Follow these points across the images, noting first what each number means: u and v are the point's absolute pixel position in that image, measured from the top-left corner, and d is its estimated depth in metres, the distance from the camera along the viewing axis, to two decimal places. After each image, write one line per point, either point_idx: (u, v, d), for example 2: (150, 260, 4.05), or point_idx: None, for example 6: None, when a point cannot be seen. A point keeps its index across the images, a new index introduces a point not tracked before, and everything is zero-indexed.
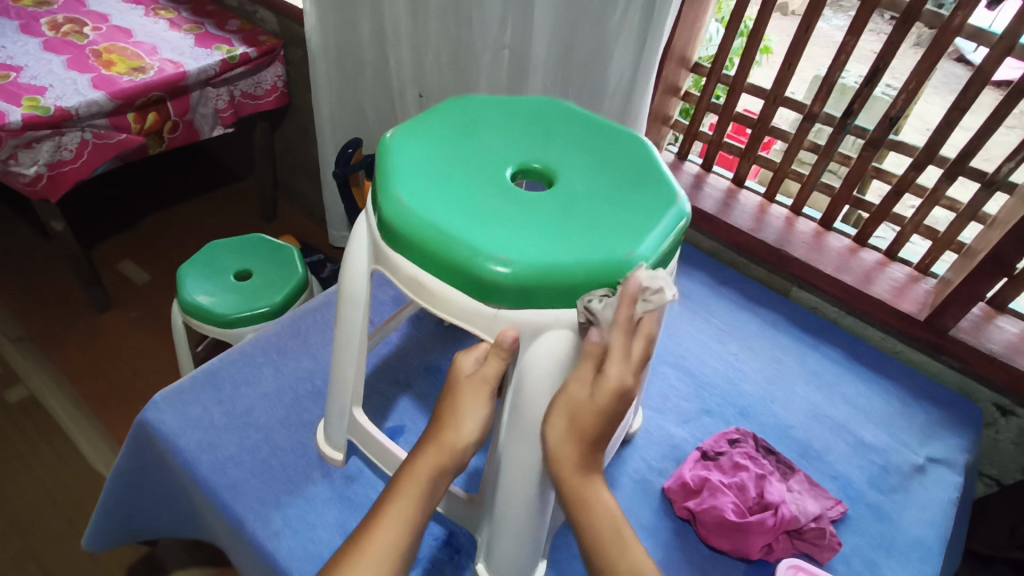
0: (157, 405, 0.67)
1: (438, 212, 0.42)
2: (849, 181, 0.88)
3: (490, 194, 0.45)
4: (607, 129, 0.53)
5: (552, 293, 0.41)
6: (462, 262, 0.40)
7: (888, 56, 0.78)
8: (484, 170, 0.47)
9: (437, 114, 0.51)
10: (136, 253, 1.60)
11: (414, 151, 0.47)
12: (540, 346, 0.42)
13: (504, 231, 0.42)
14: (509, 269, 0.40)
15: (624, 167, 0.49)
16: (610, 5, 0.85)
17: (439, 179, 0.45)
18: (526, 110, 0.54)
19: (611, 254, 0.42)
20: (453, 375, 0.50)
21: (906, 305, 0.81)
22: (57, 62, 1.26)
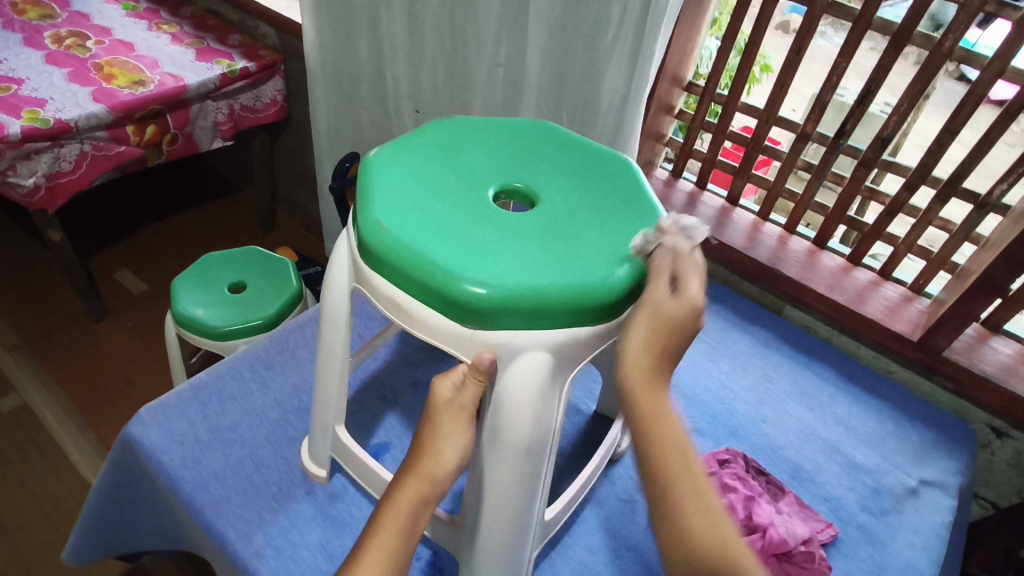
0: (142, 420, 0.67)
1: (418, 234, 0.42)
2: (842, 201, 0.88)
3: (471, 214, 0.45)
4: (591, 150, 0.53)
5: (529, 315, 0.41)
6: (439, 283, 0.40)
7: (879, 77, 0.78)
8: (466, 192, 0.47)
9: (421, 133, 0.52)
10: (134, 263, 1.60)
11: (397, 172, 0.47)
12: (518, 369, 0.42)
13: (483, 253, 0.42)
14: (487, 291, 0.40)
15: (607, 190, 0.49)
16: (604, 23, 0.85)
17: (420, 200, 0.45)
18: (511, 131, 0.54)
19: (589, 277, 0.42)
20: (431, 401, 0.48)
21: (898, 326, 0.81)
22: (59, 75, 1.27)
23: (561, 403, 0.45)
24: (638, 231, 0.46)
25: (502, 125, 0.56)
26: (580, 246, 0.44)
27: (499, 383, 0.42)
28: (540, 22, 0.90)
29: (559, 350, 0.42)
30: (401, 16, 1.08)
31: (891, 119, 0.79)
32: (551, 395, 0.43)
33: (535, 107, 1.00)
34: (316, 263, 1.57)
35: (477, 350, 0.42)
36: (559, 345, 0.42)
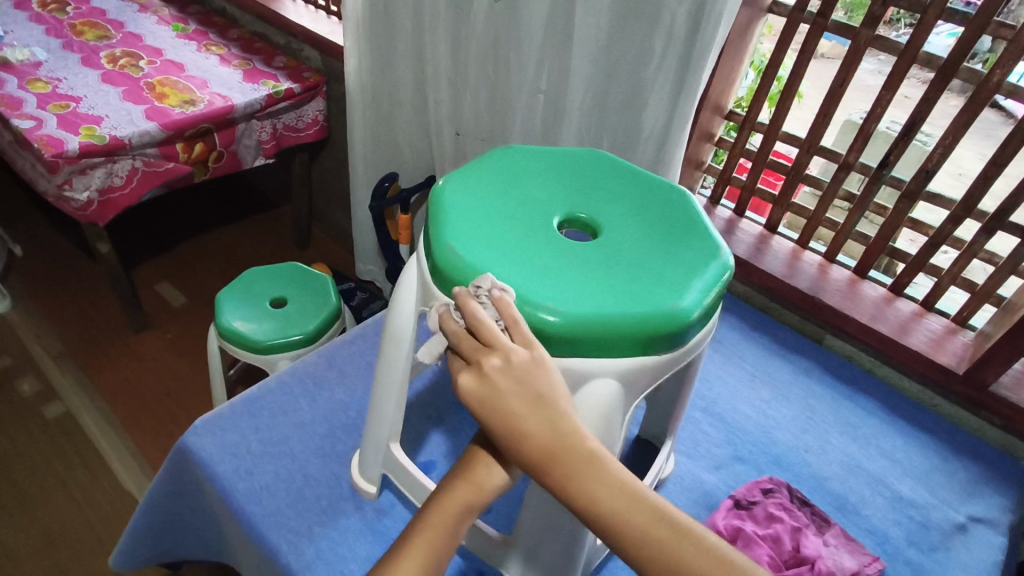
0: (197, 431, 0.69)
1: (489, 262, 0.45)
2: (884, 233, 0.88)
3: (537, 245, 0.48)
4: (649, 182, 0.56)
5: (595, 343, 0.43)
6: (512, 308, 0.43)
7: (924, 110, 0.78)
8: (532, 222, 0.50)
9: (486, 164, 0.55)
10: (174, 276, 1.65)
11: (466, 201, 0.51)
12: (588, 393, 0.43)
13: (549, 283, 0.45)
14: (558, 318, 0.42)
15: (666, 221, 0.52)
16: (648, 54, 0.87)
17: (489, 230, 0.48)
18: (569, 164, 0.58)
19: (654, 307, 0.44)
20: None
21: (943, 358, 0.80)
22: (114, 93, 1.33)
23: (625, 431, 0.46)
24: (700, 263, 0.48)
25: (562, 156, 0.59)
26: (641, 277, 0.46)
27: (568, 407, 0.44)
28: (584, 52, 0.93)
29: (624, 380, 0.44)
30: (444, 43, 1.12)
31: (936, 151, 0.79)
32: (619, 422, 0.44)
33: (576, 133, 1.02)
34: (351, 280, 1.60)
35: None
36: (626, 373, 0.44)
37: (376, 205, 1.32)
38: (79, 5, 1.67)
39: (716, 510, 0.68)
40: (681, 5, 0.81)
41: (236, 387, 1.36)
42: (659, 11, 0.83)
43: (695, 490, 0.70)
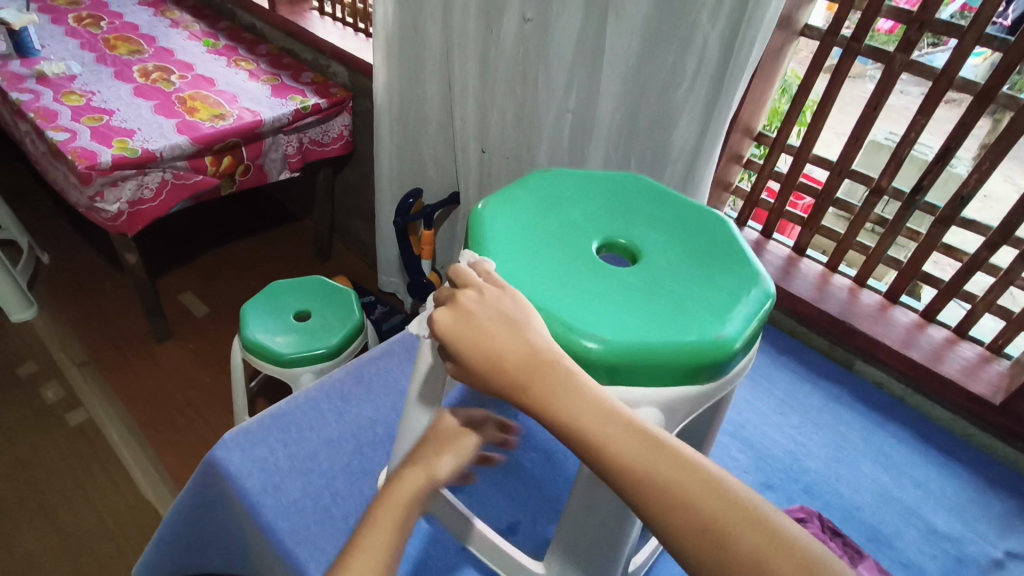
0: (226, 444, 0.69)
1: (529, 287, 0.46)
2: (916, 258, 0.87)
3: (577, 272, 0.48)
4: (690, 208, 0.57)
5: (638, 373, 0.42)
6: (553, 335, 0.43)
7: (960, 135, 0.77)
8: (573, 247, 0.51)
9: (527, 187, 0.56)
10: (197, 286, 1.67)
11: (506, 225, 0.52)
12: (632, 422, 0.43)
13: (589, 311, 0.45)
14: (600, 345, 0.42)
15: (707, 248, 0.52)
16: (678, 75, 0.87)
17: (529, 254, 0.49)
18: (605, 187, 0.58)
19: (697, 338, 0.43)
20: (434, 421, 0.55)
21: (978, 387, 0.78)
22: (146, 107, 1.35)
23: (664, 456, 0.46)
24: (742, 294, 0.48)
25: (603, 180, 0.60)
26: (681, 306, 0.46)
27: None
28: (614, 73, 0.93)
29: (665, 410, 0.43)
30: (473, 61, 1.12)
31: (972, 177, 0.78)
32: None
33: (603, 153, 1.02)
34: (371, 293, 1.61)
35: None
36: (670, 403, 0.44)
37: (399, 221, 1.33)
38: (113, 20, 1.71)
39: None
40: (714, 27, 0.81)
41: (257, 398, 1.36)
42: (692, 33, 0.83)
43: None
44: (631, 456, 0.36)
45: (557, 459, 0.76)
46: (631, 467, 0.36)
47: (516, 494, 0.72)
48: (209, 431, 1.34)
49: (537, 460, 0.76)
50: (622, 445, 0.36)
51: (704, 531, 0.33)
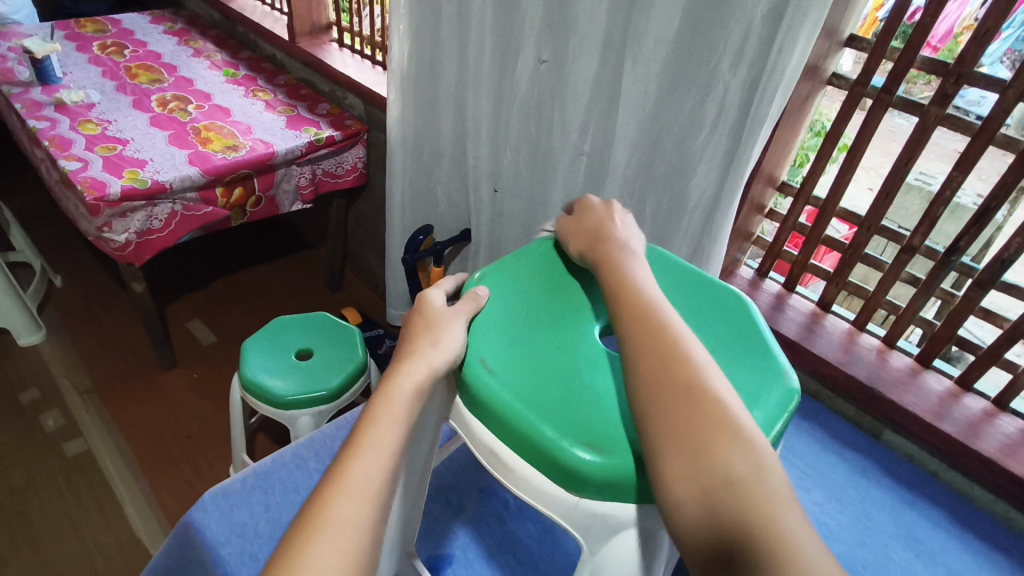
0: (206, 507, 0.68)
1: (532, 394, 0.47)
2: (952, 322, 0.81)
3: (585, 363, 0.51)
4: (708, 292, 0.60)
5: (643, 488, 0.43)
6: (547, 445, 0.44)
7: (1003, 195, 0.72)
8: (580, 332, 0.55)
9: (532, 262, 0.62)
10: (206, 313, 1.65)
11: (512, 305, 0.57)
12: (628, 537, 0.45)
13: (589, 418, 0.46)
14: (597, 458, 0.43)
15: (723, 337, 0.56)
16: (697, 124, 0.83)
17: (530, 348, 0.52)
18: None
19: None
20: (422, 304, 0.55)
21: (1020, 468, 0.72)
22: (161, 137, 1.35)
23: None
24: (764, 397, 0.50)
25: None
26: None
27: (604, 552, 0.45)
28: (630, 118, 0.90)
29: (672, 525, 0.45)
30: (487, 99, 1.09)
31: (1014, 241, 0.73)
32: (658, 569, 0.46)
33: (617, 199, 0.98)
34: (379, 327, 1.58)
35: (581, 516, 0.45)
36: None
37: (408, 258, 1.30)
38: (137, 48, 1.73)
39: None
40: (735, 76, 0.77)
41: (257, 435, 1.33)
42: (711, 81, 0.80)
43: None
44: (693, 398, 0.43)
45: (556, 530, 0.71)
46: (686, 405, 0.42)
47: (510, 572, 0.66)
48: (206, 468, 1.31)
49: (534, 532, 0.70)
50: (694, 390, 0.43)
51: (713, 479, 0.39)
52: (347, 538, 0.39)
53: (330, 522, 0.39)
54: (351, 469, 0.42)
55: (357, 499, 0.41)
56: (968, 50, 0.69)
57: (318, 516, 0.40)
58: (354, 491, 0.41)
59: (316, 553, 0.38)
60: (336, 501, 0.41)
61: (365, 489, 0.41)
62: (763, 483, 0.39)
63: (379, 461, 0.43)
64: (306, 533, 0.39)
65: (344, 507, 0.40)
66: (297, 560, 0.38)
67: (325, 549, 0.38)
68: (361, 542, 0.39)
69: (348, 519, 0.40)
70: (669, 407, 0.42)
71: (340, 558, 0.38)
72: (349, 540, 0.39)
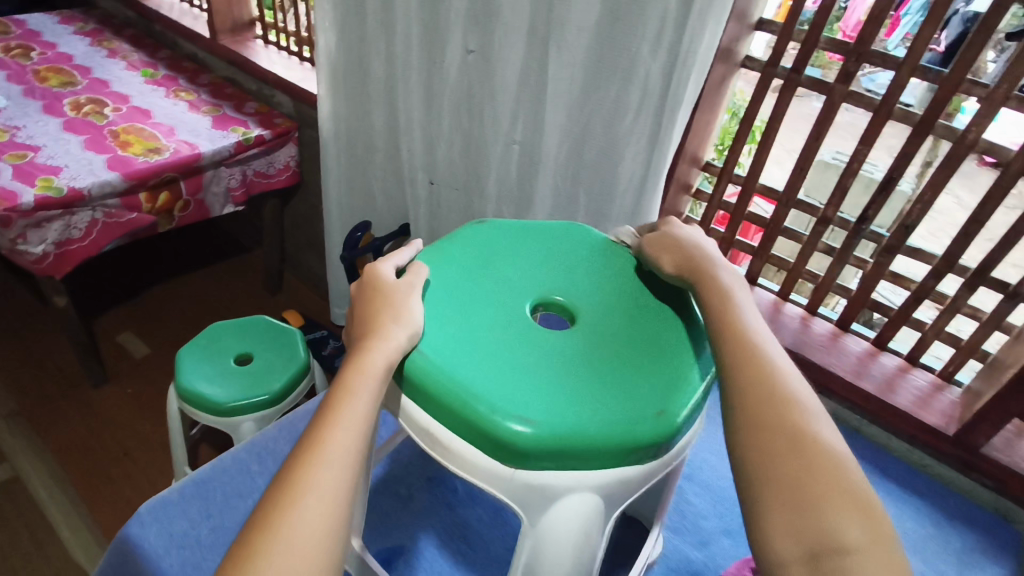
0: (142, 520, 0.66)
1: (464, 370, 0.48)
2: (865, 287, 0.86)
3: (517, 340, 0.53)
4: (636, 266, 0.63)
5: (574, 454, 0.45)
6: (480, 420, 0.45)
7: (902, 165, 0.77)
8: (513, 311, 0.56)
9: (463, 244, 0.63)
10: (138, 325, 1.58)
11: (446, 286, 0.57)
12: (563, 507, 0.46)
13: (520, 392, 0.47)
14: (528, 428, 0.44)
15: (650, 309, 0.58)
16: (622, 108, 0.86)
17: (464, 328, 0.53)
18: (556, 252, 0.64)
19: (635, 416, 0.47)
20: (372, 274, 0.55)
21: (931, 418, 0.77)
22: (75, 142, 1.27)
23: (603, 541, 0.48)
24: (688, 364, 0.52)
25: (545, 232, 0.67)
26: (618, 378, 0.50)
27: (543, 519, 0.46)
28: (558, 105, 0.91)
29: (604, 491, 0.46)
30: (417, 92, 1.09)
31: (915, 207, 0.78)
32: (596, 534, 0.47)
33: (551, 186, 0.99)
34: (323, 328, 1.55)
35: (517, 487, 0.46)
36: (605, 487, 0.46)
37: (347, 255, 1.28)
38: (45, 50, 1.63)
39: None
40: (655, 60, 0.80)
41: (199, 445, 1.28)
42: (633, 66, 0.82)
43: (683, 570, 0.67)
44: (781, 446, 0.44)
45: (505, 514, 0.72)
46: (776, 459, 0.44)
47: (462, 557, 0.67)
48: (146, 484, 1.26)
49: (485, 517, 0.71)
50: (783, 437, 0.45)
51: (821, 543, 0.39)
52: (327, 506, 0.38)
53: (310, 489, 0.39)
54: (330, 437, 0.41)
55: (337, 467, 0.40)
56: (865, 30, 0.74)
57: (297, 483, 0.39)
58: (333, 459, 0.40)
59: (298, 521, 0.37)
60: (316, 468, 0.40)
61: (344, 458, 0.41)
62: (874, 557, 0.38)
63: (357, 431, 0.42)
64: (284, 505, 0.38)
65: (324, 473, 0.39)
66: (279, 526, 0.37)
67: (306, 516, 0.37)
68: (341, 513, 0.39)
69: (329, 486, 0.39)
70: (773, 457, 0.42)
71: (322, 526, 0.37)
72: (330, 508, 0.38)
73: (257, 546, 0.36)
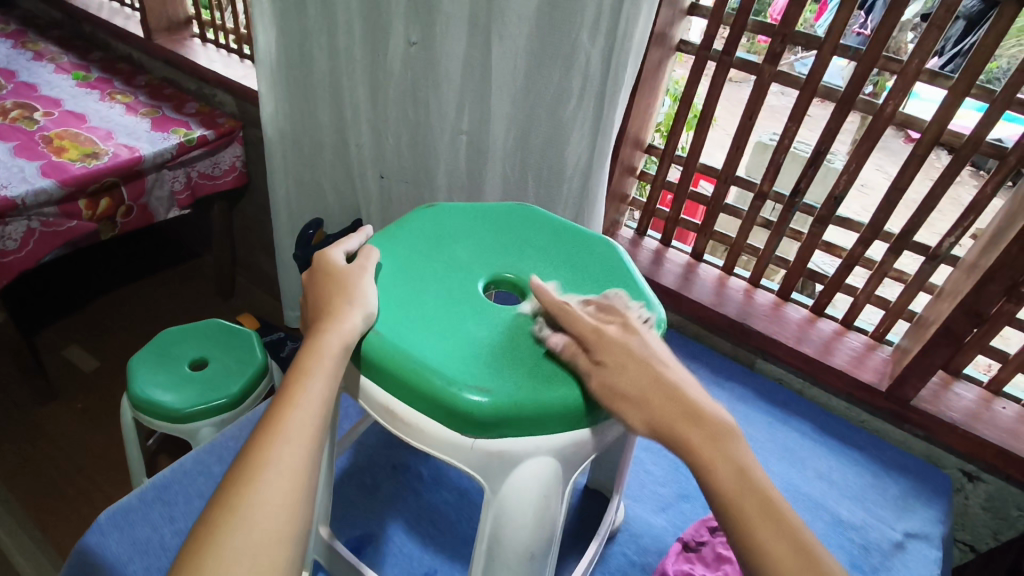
0: (101, 528, 0.64)
1: (420, 348, 0.49)
2: (802, 257, 0.91)
3: (471, 316, 0.54)
4: (584, 240, 0.65)
5: (530, 419, 0.47)
6: (439, 393, 0.46)
7: (829, 140, 0.82)
8: (466, 289, 0.57)
9: (412, 227, 0.64)
10: (85, 338, 1.53)
11: (398, 268, 0.58)
12: (525, 471, 0.47)
13: (475, 364, 0.49)
14: (486, 398, 0.46)
15: (599, 279, 0.61)
16: (565, 95, 0.88)
17: (418, 306, 0.54)
18: (506, 231, 0.66)
19: (587, 380, 0.49)
20: (322, 260, 0.55)
21: (866, 376, 0.83)
22: (4, 149, 1.21)
23: (563, 505, 0.50)
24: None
25: (494, 213, 0.69)
26: None
27: (505, 486, 0.48)
28: (503, 94, 0.93)
29: (562, 455, 0.48)
30: (362, 85, 1.08)
31: (843, 178, 0.83)
32: (556, 498, 0.48)
33: (500, 175, 1.01)
34: (279, 329, 1.54)
35: (478, 456, 0.47)
36: (562, 450, 0.48)
37: (299, 254, 1.26)
38: None
39: (665, 555, 0.68)
40: (594, 45, 0.82)
41: (156, 456, 1.25)
42: (573, 52, 0.84)
43: (644, 535, 0.70)
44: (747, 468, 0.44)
45: (471, 495, 0.74)
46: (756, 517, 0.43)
47: (431, 540, 0.68)
48: (103, 499, 1.22)
49: (451, 499, 0.73)
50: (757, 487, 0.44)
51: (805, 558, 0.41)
52: (287, 482, 0.39)
53: (271, 466, 0.39)
54: (288, 416, 0.42)
55: (295, 445, 0.41)
56: (789, 12, 0.77)
57: (257, 461, 0.40)
58: (293, 438, 0.41)
59: (262, 497, 0.38)
60: (274, 447, 0.40)
61: (303, 435, 0.42)
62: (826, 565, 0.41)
63: (314, 410, 0.43)
64: (246, 482, 0.39)
65: (284, 451, 0.40)
66: (240, 504, 0.38)
67: (267, 493, 0.38)
68: (302, 489, 0.39)
69: (291, 464, 0.40)
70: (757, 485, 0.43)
71: (284, 501, 0.38)
72: (292, 485, 0.39)
73: (218, 523, 0.37)
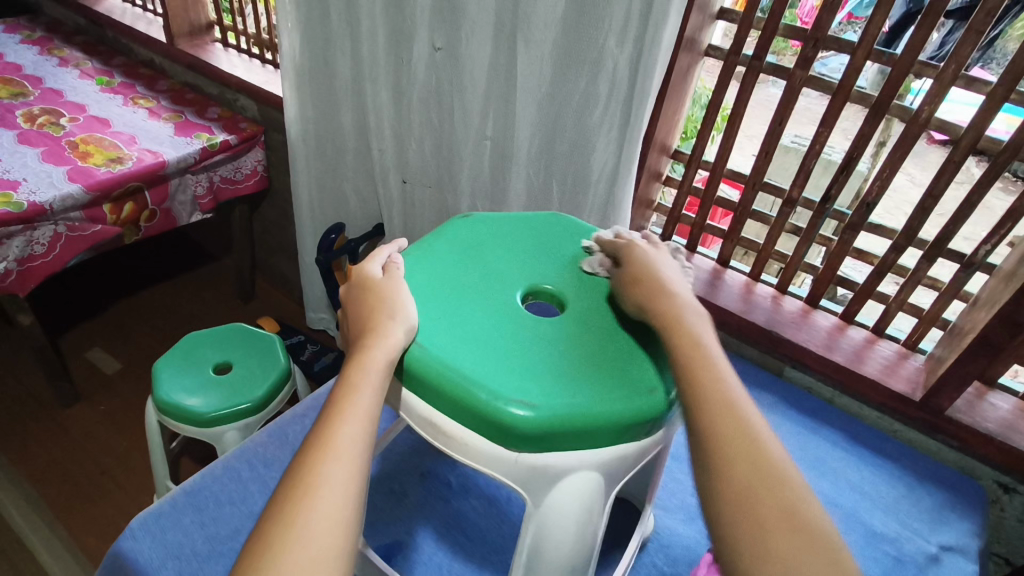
0: (134, 533, 0.65)
1: (460, 361, 0.49)
2: (831, 263, 0.90)
3: (508, 329, 0.54)
4: (620, 248, 0.66)
5: (575, 435, 0.46)
6: (480, 406, 0.46)
7: (861, 146, 0.81)
8: (504, 301, 0.58)
9: (447, 238, 0.64)
10: (107, 340, 1.54)
11: (433, 279, 0.58)
12: (567, 486, 0.47)
13: (519, 378, 0.49)
14: (530, 411, 0.46)
15: None
16: (591, 101, 0.87)
17: (456, 319, 0.54)
18: (542, 242, 0.66)
19: (631, 392, 0.49)
20: (360, 274, 0.55)
21: (897, 385, 0.81)
22: (32, 155, 1.23)
23: (604, 518, 0.50)
24: None
25: (528, 222, 0.69)
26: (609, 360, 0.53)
27: (547, 500, 0.48)
28: (528, 100, 0.92)
29: (606, 468, 0.48)
30: (386, 91, 1.08)
31: (875, 184, 0.82)
32: (597, 511, 0.48)
33: (524, 181, 1.01)
34: (299, 333, 1.54)
35: (521, 470, 0.47)
36: (606, 464, 0.48)
37: (321, 258, 1.27)
38: None
39: (697, 565, 0.67)
40: (623, 52, 0.82)
41: (180, 458, 1.26)
42: (600, 59, 0.84)
43: (675, 547, 0.69)
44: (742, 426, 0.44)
45: (500, 502, 0.73)
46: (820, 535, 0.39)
47: (460, 548, 0.68)
48: (126, 501, 1.23)
49: (479, 507, 0.73)
50: (782, 491, 0.41)
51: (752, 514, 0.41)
52: (339, 498, 0.39)
53: (322, 481, 0.39)
54: (336, 430, 0.42)
55: (346, 460, 0.41)
56: (820, 16, 0.76)
57: (309, 476, 0.40)
58: (342, 452, 0.41)
59: (315, 512, 0.38)
60: (325, 462, 0.40)
61: (352, 451, 0.42)
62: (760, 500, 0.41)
63: (362, 424, 0.43)
64: (298, 496, 0.39)
65: (334, 466, 0.40)
66: (295, 519, 0.38)
67: (320, 509, 0.38)
68: (352, 503, 0.39)
69: (342, 478, 0.40)
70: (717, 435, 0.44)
71: (336, 516, 0.38)
72: (342, 500, 0.39)
73: (274, 538, 0.37)
